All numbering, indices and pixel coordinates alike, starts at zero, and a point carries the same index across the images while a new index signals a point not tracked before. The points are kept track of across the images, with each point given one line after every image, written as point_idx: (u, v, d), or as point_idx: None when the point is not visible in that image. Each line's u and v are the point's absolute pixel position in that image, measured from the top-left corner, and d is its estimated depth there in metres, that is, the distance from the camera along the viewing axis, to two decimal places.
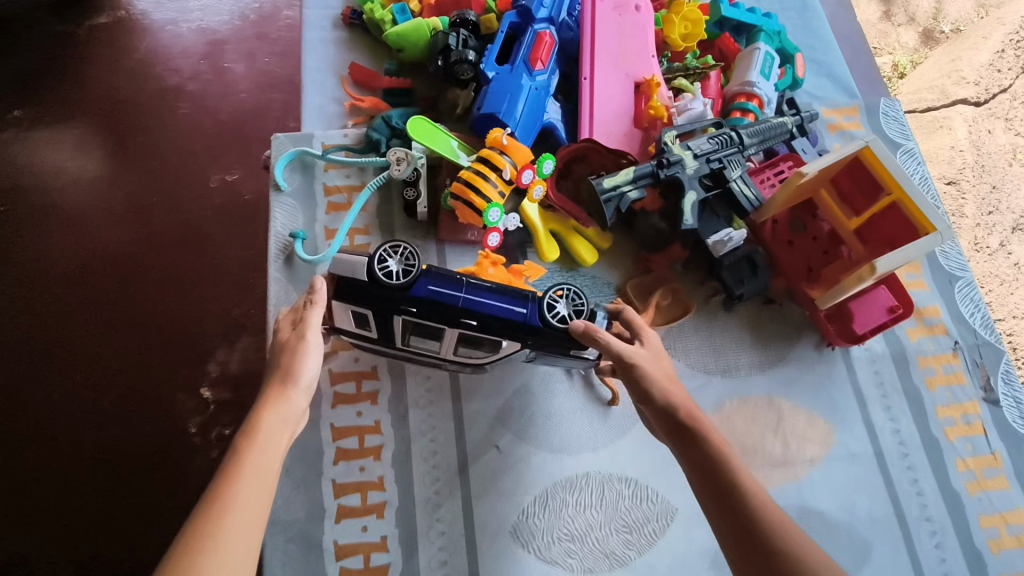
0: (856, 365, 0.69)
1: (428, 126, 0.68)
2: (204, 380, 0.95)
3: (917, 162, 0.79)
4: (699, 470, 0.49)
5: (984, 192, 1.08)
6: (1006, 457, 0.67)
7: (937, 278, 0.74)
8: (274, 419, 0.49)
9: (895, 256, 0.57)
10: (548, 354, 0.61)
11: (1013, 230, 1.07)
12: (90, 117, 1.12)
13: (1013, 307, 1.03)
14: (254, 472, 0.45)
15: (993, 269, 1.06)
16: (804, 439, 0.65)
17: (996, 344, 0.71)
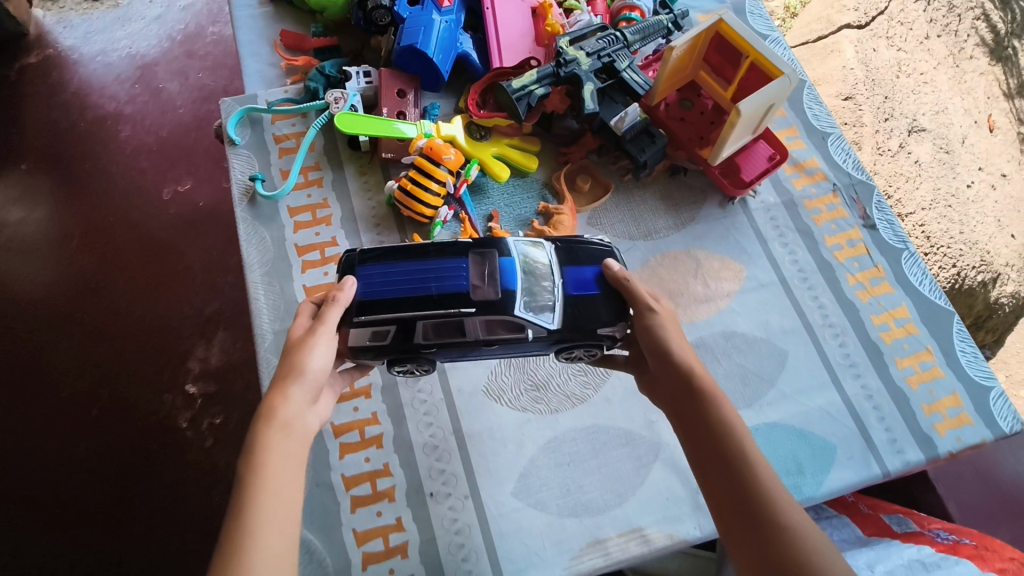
0: (754, 213, 0.81)
1: (357, 119, 0.78)
2: (188, 377, 1.06)
3: (783, 47, 0.92)
4: (696, 430, 0.52)
5: (879, 102, 1.13)
6: (887, 268, 0.79)
7: (812, 137, 0.87)
8: (285, 436, 0.50)
9: (755, 99, 0.68)
10: (572, 248, 0.64)
11: (910, 132, 1.11)
12: (33, 153, 1.21)
13: (918, 199, 1.05)
14: (268, 497, 0.46)
15: (897, 169, 1.09)
16: (721, 278, 0.77)
17: (869, 181, 0.84)
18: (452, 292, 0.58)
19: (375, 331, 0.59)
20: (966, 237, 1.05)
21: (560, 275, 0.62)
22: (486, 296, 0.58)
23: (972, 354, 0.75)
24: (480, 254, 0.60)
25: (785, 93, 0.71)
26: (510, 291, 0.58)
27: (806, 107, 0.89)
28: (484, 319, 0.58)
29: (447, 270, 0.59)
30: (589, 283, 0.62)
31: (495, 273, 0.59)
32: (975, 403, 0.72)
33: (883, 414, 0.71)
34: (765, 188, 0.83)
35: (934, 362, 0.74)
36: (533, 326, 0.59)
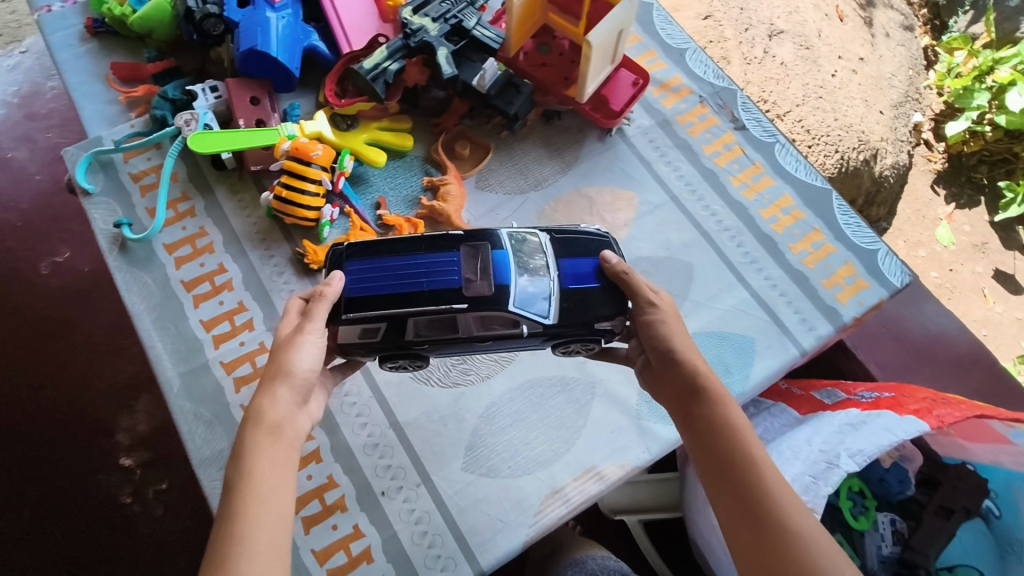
0: (633, 140, 0.83)
1: (212, 137, 0.74)
2: (119, 450, 0.99)
3: None
4: (707, 439, 0.52)
5: (736, 14, 1.17)
6: (764, 164, 0.83)
7: (671, 57, 0.90)
8: (269, 441, 0.50)
9: (602, 27, 0.69)
10: (570, 238, 0.62)
11: (770, 37, 1.17)
12: None
13: (791, 97, 1.12)
14: (261, 504, 0.46)
15: (766, 73, 1.15)
16: (615, 210, 0.79)
17: (731, 86, 0.88)
18: (444, 288, 0.57)
19: (366, 327, 0.58)
20: (841, 122, 1.16)
21: (556, 268, 0.60)
22: (481, 292, 0.57)
23: (854, 222, 0.80)
24: (474, 247, 0.59)
25: (628, 18, 0.73)
26: (504, 285, 0.57)
27: (659, 30, 0.92)
28: (478, 316, 0.57)
29: (439, 265, 0.58)
30: (589, 273, 0.60)
31: (488, 267, 0.58)
32: (866, 268, 0.77)
33: (789, 298, 0.75)
34: (638, 114, 0.85)
35: (824, 240, 0.78)
36: (529, 321, 0.58)
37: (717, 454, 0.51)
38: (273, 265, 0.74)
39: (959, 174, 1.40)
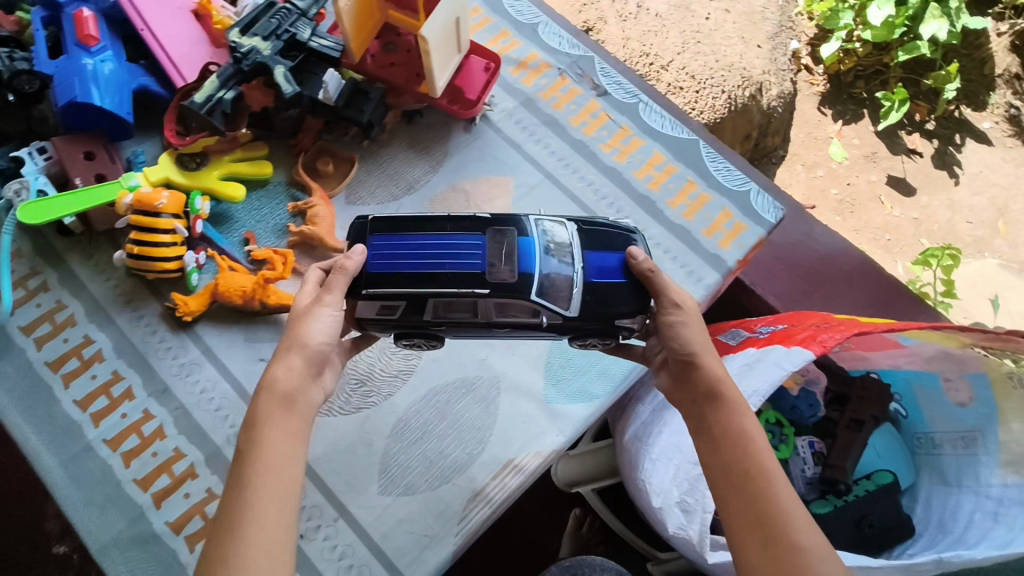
0: (500, 125, 0.82)
1: (42, 204, 0.68)
2: (53, 536, 0.87)
3: None
4: (723, 448, 0.50)
5: None
6: (631, 125, 0.83)
7: (524, 34, 0.89)
8: (276, 407, 0.50)
9: (434, 20, 0.67)
10: (601, 228, 0.59)
11: None
12: None
13: (669, 46, 1.25)
14: (267, 472, 0.46)
15: (642, 27, 1.27)
16: (492, 198, 0.78)
17: (587, 54, 0.88)
18: (465, 271, 0.54)
19: (385, 304, 0.55)
20: (722, 62, 1.27)
21: (581, 259, 0.57)
22: (504, 279, 0.55)
23: (724, 167, 0.81)
24: (500, 232, 0.56)
25: (462, 3, 0.72)
26: (528, 273, 0.55)
27: (508, 7, 0.91)
28: (499, 302, 0.55)
29: (462, 248, 0.55)
30: (616, 263, 0.58)
31: (513, 256, 0.55)
32: (742, 210, 0.79)
33: (674, 254, 0.76)
34: (500, 97, 0.84)
35: (699, 190, 0.80)
36: (549, 312, 0.55)
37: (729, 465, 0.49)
38: (145, 325, 0.70)
39: (841, 93, 1.56)
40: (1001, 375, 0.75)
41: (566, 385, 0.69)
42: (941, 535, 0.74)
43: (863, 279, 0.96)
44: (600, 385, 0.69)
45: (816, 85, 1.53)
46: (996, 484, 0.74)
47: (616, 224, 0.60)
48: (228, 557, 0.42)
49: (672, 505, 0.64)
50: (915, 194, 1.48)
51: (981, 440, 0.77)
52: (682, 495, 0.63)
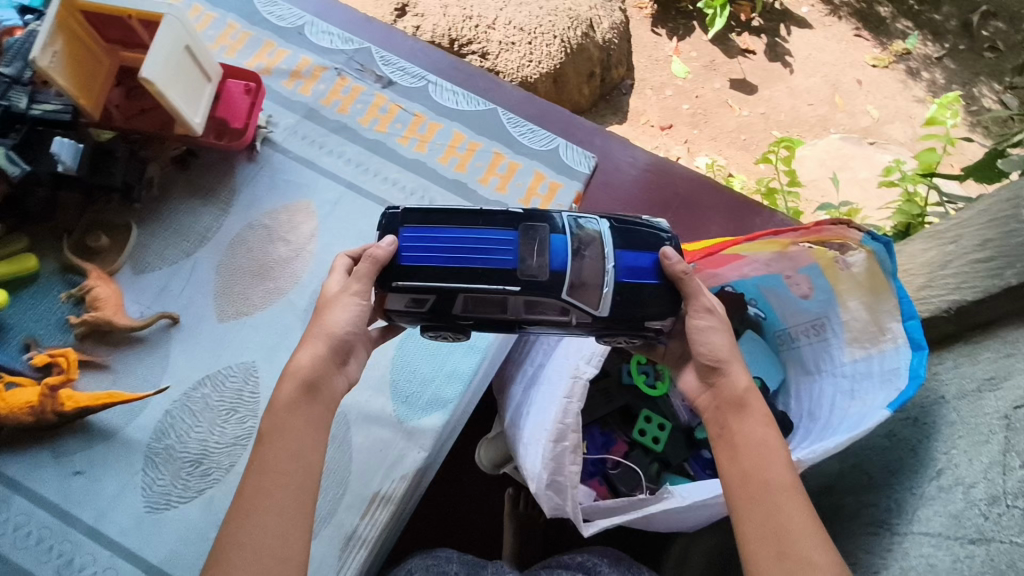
0: (286, 145, 0.76)
1: None
2: None
3: None
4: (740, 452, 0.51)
5: None
6: (425, 111, 0.79)
7: (290, 40, 0.82)
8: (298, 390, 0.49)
9: (152, 60, 0.60)
10: (633, 226, 0.54)
11: None
12: None
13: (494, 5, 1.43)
14: (293, 458, 0.46)
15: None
16: (295, 226, 0.73)
17: (362, 46, 0.83)
18: (495, 267, 0.50)
19: (415, 298, 0.52)
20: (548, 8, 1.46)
21: (612, 257, 0.52)
22: (534, 275, 0.50)
23: (526, 129, 0.79)
24: (532, 228, 0.51)
25: (188, 30, 0.64)
26: (560, 270, 0.50)
27: (266, 14, 0.84)
28: (528, 299, 0.51)
29: (492, 239, 0.51)
30: (649, 260, 0.53)
31: (546, 250, 0.51)
32: (553, 168, 0.77)
33: None
34: (279, 114, 0.78)
35: (507, 160, 0.77)
36: (579, 310, 0.51)
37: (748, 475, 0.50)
38: None
39: (669, 12, 1.74)
40: (828, 260, 0.77)
41: (415, 398, 0.67)
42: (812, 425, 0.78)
43: (707, 199, 1.00)
44: (450, 388, 0.68)
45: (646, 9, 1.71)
46: (848, 363, 0.77)
47: (649, 222, 0.55)
48: (244, 540, 0.43)
49: (543, 487, 0.62)
50: (757, 91, 1.63)
51: (828, 324, 0.81)
52: (551, 474, 0.62)
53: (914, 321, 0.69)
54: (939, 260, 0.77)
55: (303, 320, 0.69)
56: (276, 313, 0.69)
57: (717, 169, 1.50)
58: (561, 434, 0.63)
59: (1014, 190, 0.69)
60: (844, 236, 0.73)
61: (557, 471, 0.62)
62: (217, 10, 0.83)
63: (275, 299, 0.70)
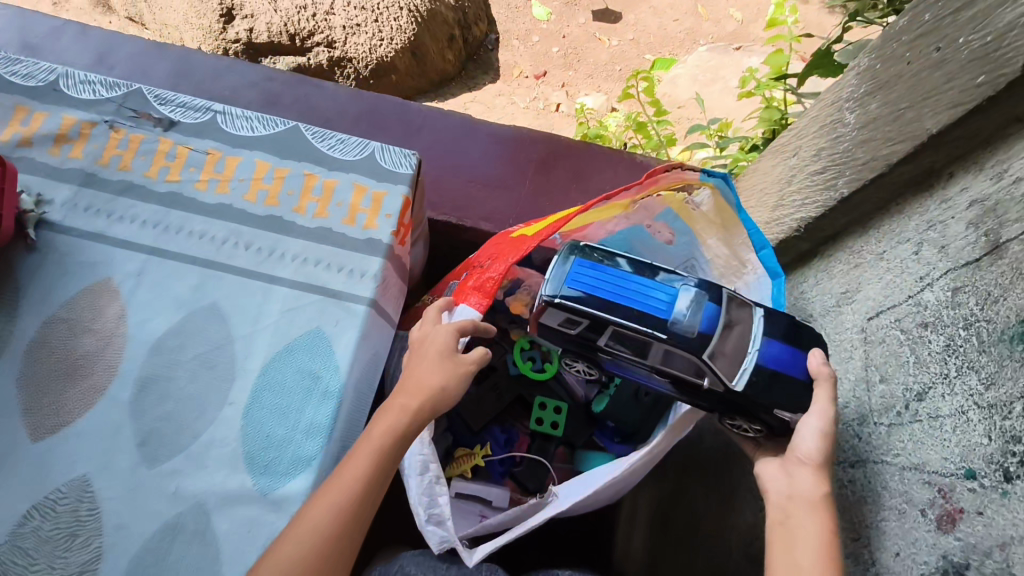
0: (68, 222, 0.67)
1: None
2: None
3: None
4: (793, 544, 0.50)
5: None
6: (220, 146, 0.72)
7: (44, 99, 0.72)
8: (388, 434, 0.55)
9: None
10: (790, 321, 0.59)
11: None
12: None
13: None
14: (362, 499, 0.53)
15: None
16: (101, 309, 0.64)
17: (131, 89, 0.74)
18: (648, 316, 0.56)
19: (570, 317, 0.59)
20: None
21: (760, 343, 0.56)
22: (682, 332, 0.56)
23: (335, 140, 0.73)
24: (695, 293, 0.58)
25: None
26: (706, 334, 0.56)
27: (10, 76, 0.73)
28: (667, 348, 0.56)
29: (654, 293, 0.58)
30: (796, 361, 0.56)
31: (699, 313, 0.57)
32: (373, 177, 0.71)
33: (328, 261, 0.67)
34: (52, 188, 0.68)
35: (322, 179, 0.71)
36: (711, 375, 0.56)
37: (795, 575, 0.48)
38: None
39: None
40: (678, 201, 0.72)
41: (279, 464, 0.59)
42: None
43: (571, 154, 0.98)
44: (311, 444, 0.60)
45: None
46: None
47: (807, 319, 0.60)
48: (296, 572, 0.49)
49: (424, 524, 0.60)
50: (623, 17, 2.18)
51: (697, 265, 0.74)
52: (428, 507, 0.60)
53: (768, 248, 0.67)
54: (787, 175, 0.75)
55: (133, 413, 0.60)
56: (99, 414, 0.60)
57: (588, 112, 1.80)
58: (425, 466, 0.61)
59: (836, 92, 0.67)
60: (684, 180, 0.68)
61: (434, 504, 0.60)
62: None
63: (95, 399, 0.61)
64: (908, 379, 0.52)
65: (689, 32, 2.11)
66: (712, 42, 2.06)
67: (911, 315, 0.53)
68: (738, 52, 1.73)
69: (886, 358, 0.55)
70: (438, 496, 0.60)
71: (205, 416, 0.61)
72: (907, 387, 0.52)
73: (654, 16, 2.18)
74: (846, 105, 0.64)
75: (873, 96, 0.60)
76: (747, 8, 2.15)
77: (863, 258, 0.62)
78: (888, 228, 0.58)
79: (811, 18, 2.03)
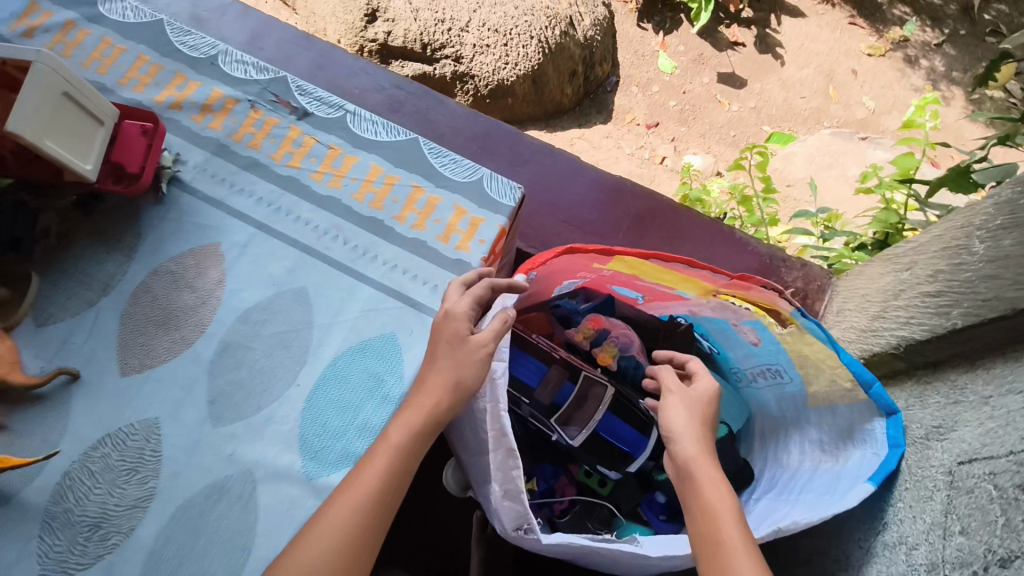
0: (195, 184, 0.73)
1: None
2: None
3: (122, 6, 0.83)
4: (694, 517, 0.53)
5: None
6: (341, 143, 0.76)
7: (202, 70, 0.79)
8: (404, 433, 0.56)
9: (19, 110, 0.56)
10: (632, 396, 0.77)
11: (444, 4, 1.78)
12: None
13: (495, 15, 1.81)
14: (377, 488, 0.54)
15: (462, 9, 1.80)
16: (202, 270, 0.69)
17: (278, 75, 0.80)
18: (533, 384, 0.77)
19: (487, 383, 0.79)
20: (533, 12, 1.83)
21: (599, 418, 0.76)
22: (540, 401, 0.76)
23: (448, 159, 0.76)
24: (560, 371, 0.77)
25: (64, 75, 0.61)
26: (556, 405, 0.76)
27: (179, 45, 0.81)
28: (532, 412, 0.75)
29: (529, 368, 0.77)
30: (628, 434, 0.76)
31: (558, 390, 0.77)
32: (476, 203, 0.73)
33: (415, 272, 0.69)
34: (188, 151, 0.74)
35: (427, 194, 0.73)
36: (563, 436, 0.75)
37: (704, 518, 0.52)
38: None
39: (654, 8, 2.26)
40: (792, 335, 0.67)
41: (327, 451, 0.61)
42: (789, 480, 0.68)
43: (668, 214, 0.97)
44: (362, 442, 0.61)
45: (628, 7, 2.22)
46: (811, 411, 0.68)
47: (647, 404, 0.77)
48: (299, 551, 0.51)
49: (499, 499, 0.56)
50: (749, 85, 2.14)
51: (780, 371, 0.69)
52: (501, 483, 0.56)
53: (876, 387, 0.62)
54: (895, 288, 0.72)
55: (210, 372, 0.64)
56: (181, 366, 0.64)
57: (693, 172, 1.79)
58: (503, 439, 0.57)
59: (968, 217, 0.64)
60: (774, 305, 0.69)
61: (506, 480, 0.56)
62: (127, 42, 0.80)
63: (181, 350, 0.65)
64: (992, 540, 0.47)
65: (815, 112, 2.05)
66: (836, 126, 2.00)
67: (1010, 473, 0.48)
68: (862, 142, 1.66)
69: (971, 511, 0.51)
70: (513, 474, 0.56)
71: (271, 391, 0.64)
72: (988, 548, 0.48)
73: (781, 88, 2.14)
74: (977, 233, 0.61)
75: (1008, 232, 0.57)
76: (881, 98, 2.08)
77: (967, 396, 0.57)
78: (1000, 372, 0.54)
79: (949, 121, 1.94)
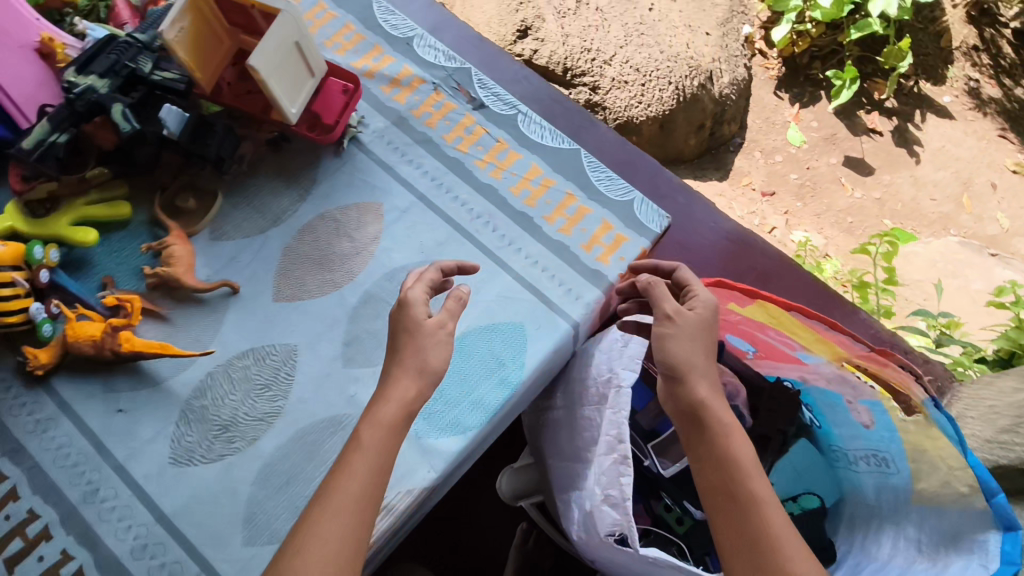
0: (372, 146, 0.79)
1: None
2: None
3: None
4: (709, 469, 0.55)
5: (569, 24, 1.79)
6: (508, 139, 0.80)
7: (398, 48, 0.86)
8: (372, 425, 0.55)
9: (261, 50, 0.63)
10: None
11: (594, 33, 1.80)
12: None
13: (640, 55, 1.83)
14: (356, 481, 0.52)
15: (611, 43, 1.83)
16: (362, 224, 0.74)
17: (464, 66, 0.86)
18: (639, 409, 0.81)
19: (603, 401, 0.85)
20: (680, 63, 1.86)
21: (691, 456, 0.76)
22: (643, 426, 0.80)
23: (605, 176, 0.79)
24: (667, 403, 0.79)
25: (299, 26, 0.68)
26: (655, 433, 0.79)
27: (382, 22, 0.88)
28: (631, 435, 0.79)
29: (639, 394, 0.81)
30: None
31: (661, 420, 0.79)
32: (623, 221, 0.76)
33: (553, 272, 0.72)
34: (371, 116, 0.81)
35: (578, 203, 0.77)
36: (654, 464, 0.77)
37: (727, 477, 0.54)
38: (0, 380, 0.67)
39: (798, 76, 2.22)
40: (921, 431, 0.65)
41: (439, 417, 0.64)
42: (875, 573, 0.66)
43: (789, 278, 0.97)
44: (473, 417, 0.65)
45: (768, 71, 2.20)
46: (912, 509, 0.66)
47: None
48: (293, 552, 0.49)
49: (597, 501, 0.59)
50: (877, 175, 2.08)
51: (885, 459, 0.69)
52: (604, 486, 0.59)
53: (1000, 498, 0.58)
54: None
55: (351, 317, 0.70)
56: (328, 305, 0.70)
57: (808, 249, 1.83)
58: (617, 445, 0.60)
59: None
60: (908, 388, 0.68)
61: (610, 484, 0.59)
62: (338, 10, 0.88)
63: (330, 290, 0.71)
64: None
65: (943, 218, 1.98)
66: (963, 237, 1.94)
67: None
68: (993, 258, 1.59)
69: None
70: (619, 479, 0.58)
71: None
72: None
73: (912, 185, 2.07)
74: None
75: None
76: (1018, 218, 1.98)
77: None
78: None
79: None
